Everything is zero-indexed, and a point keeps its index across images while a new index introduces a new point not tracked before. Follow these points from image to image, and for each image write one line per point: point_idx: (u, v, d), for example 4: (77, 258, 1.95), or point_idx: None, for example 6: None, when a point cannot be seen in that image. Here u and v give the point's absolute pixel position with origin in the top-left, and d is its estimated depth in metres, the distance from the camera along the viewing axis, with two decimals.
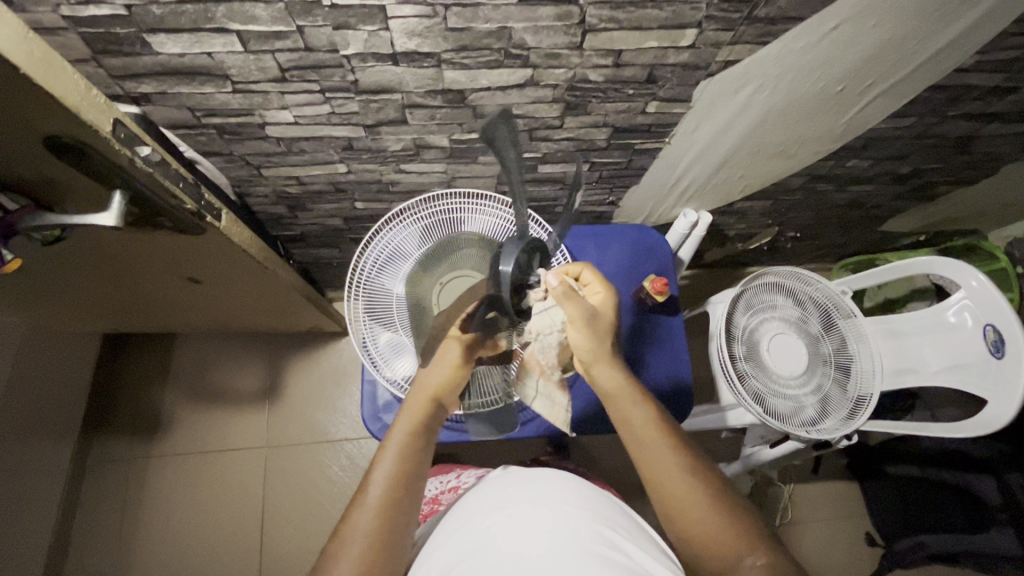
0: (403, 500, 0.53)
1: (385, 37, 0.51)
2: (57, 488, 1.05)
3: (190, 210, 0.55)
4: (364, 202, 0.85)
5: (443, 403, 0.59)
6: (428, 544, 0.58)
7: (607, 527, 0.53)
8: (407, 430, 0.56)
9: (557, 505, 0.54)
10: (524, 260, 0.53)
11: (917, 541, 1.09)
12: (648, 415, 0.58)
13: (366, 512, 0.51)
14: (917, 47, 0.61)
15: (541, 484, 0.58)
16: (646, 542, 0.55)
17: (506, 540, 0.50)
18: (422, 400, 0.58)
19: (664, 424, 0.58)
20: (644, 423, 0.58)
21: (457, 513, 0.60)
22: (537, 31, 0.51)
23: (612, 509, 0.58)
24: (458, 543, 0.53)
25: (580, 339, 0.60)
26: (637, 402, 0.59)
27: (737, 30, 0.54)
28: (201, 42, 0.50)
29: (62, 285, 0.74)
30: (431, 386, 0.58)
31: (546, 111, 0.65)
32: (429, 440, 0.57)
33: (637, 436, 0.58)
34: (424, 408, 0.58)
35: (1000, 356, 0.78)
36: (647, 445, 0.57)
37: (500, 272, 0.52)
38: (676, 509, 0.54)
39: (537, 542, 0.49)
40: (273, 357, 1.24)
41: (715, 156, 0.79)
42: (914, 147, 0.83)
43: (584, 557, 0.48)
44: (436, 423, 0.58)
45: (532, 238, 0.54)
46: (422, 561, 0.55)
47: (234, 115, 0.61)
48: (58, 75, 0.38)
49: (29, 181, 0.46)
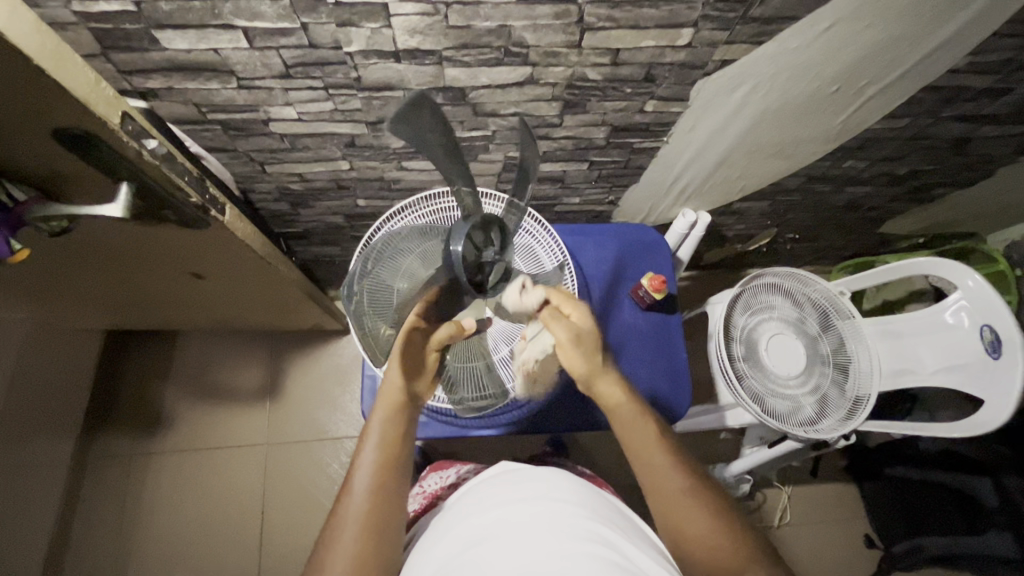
0: (390, 486, 0.55)
1: (388, 34, 0.52)
2: (59, 482, 1.06)
3: (195, 202, 0.56)
4: (366, 199, 0.86)
5: (415, 392, 0.63)
6: (424, 544, 0.58)
7: (604, 529, 0.53)
8: (384, 419, 0.59)
9: (553, 508, 0.54)
10: (479, 238, 0.53)
11: (914, 544, 1.10)
12: (653, 430, 0.60)
13: (356, 498, 0.53)
14: (910, 48, 0.62)
15: (538, 486, 0.58)
16: (646, 544, 0.55)
17: (500, 543, 0.50)
18: (396, 392, 0.61)
19: (666, 441, 0.59)
20: (648, 437, 0.59)
21: (453, 514, 0.59)
22: (537, 29, 0.52)
23: (611, 512, 0.58)
24: (453, 545, 0.53)
25: (574, 361, 0.61)
26: (640, 418, 0.60)
27: (732, 29, 0.55)
28: (208, 38, 0.51)
29: (67, 278, 0.75)
30: (401, 377, 0.61)
31: (546, 109, 0.66)
32: (407, 425, 0.60)
33: (639, 451, 0.59)
34: (398, 397, 0.60)
35: (997, 356, 0.78)
36: (649, 461, 0.58)
37: (453, 252, 0.52)
38: (676, 521, 0.55)
39: (531, 544, 0.49)
40: (273, 354, 1.24)
41: (712, 156, 0.80)
42: (910, 149, 0.84)
43: (578, 557, 0.48)
44: (412, 411, 0.61)
45: (487, 215, 0.53)
46: (417, 562, 0.55)
47: (240, 111, 0.62)
48: (67, 68, 0.39)
49: (38, 172, 0.47)
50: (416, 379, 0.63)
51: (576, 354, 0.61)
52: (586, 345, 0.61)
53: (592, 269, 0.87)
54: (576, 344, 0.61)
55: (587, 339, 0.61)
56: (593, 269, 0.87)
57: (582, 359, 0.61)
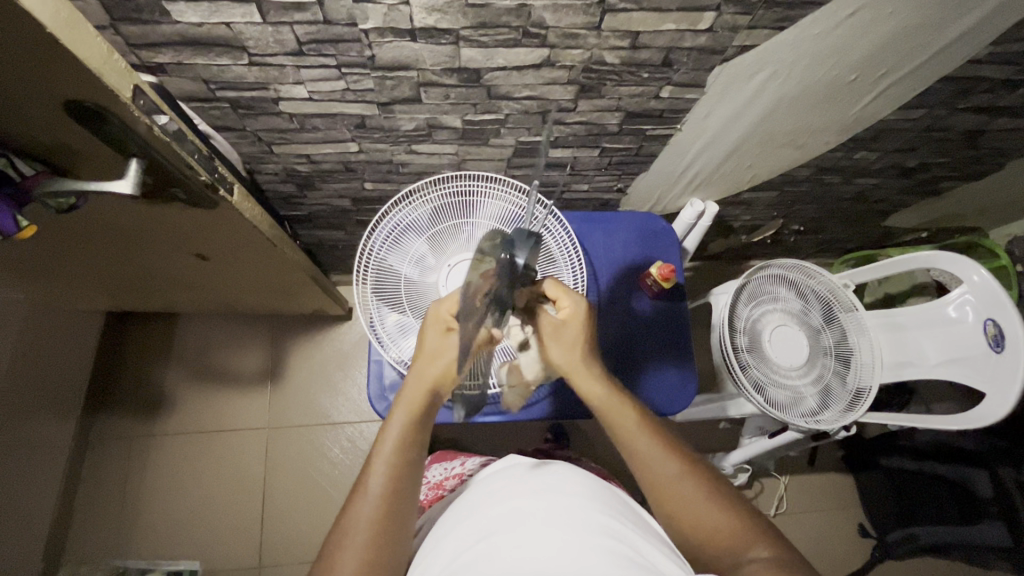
0: (403, 490, 0.54)
1: (405, 11, 0.51)
2: (60, 464, 1.05)
3: (204, 181, 0.55)
4: (373, 182, 0.85)
5: (439, 392, 0.59)
6: (433, 539, 0.58)
7: (617, 524, 0.53)
8: (405, 419, 0.57)
9: (565, 503, 0.54)
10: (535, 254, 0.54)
11: (908, 533, 1.11)
12: (633, 418, 0.60)
13: (368, 504, 0.52)
14: (932, 36, 0.61)
15: (545, 481, 0.57)
16: (657, 539, 0.55)
17: (508, 538, 0.50)
18: (421, 391, 0.58)
19: (652, 426, 0.60)
20: (632, 428, 0.59)
21: (462, 509, 0.59)
22: (557, 9, 0.51)
23: (620, 506, 0.57)
24: (460, 540, 0.53)
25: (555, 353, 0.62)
26: (619, 405, 0.61)
27: (756, 14, 0.54)
28: (221, 12, 0.50)
29: (69, 257, 0.74)
30: (430, 376, 0.58)
31: (560, 93, 0.65)
32: (424, 431, 0.58)
33: (627, 444, 0.59)
34: (421, 399, 0.58)
35: (1001, 350, 0.78)
36: (635, 449, 0.58)
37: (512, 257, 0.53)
38: (673, 508, 0.55)
39: (543, 540, 0.49)
40: (275, 338, 1.23)
41: (725, 143, 0.79)
42: (921, 140, 0.84)
43: (590, 551, 0.47)
44: (431, 411, 0.59)
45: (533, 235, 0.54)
46: (427, 556, 0.55)
47: (250, 89, 0.61)
48: (81, 37, 0.38)
49: (48, 143, 0.46)
50: (444, 381, 0.59)
51: (559, 345, 0.62)
52: (569, 338, 0.62)
53: (600, 257, 0.87)
54: (557, 338, 0.62)
55: (568, 333, 0.62)
56: (602, 257, 0.87)
57: (563, 352, 0.62)
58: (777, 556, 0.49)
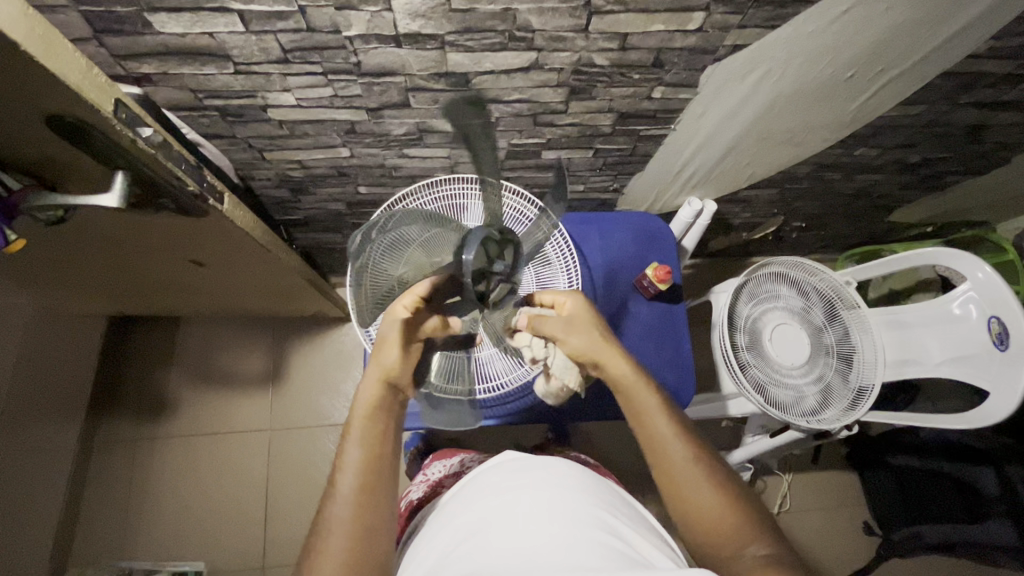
0: (379, 484, 0.53)
1: (388, 18, 0.50)
2: (66, 465, 1.06)
3: (193, 191, 0.55)
4: (367, 186, 0.84)
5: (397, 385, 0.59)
6: (426, 533, 0.58)
7: (605, 516, 0.53)
8: (365, 414, 0.56)
9: (556, 495, 0.54)
10: (495, 250, 0.57)
11: (913, 531, 1.07)
12: (655, 399, 0.59)
13: (340, 504, 0.51)
14: (931, 31, 0.60)
15: (540, 474, 0.58)
16: (654, 535, 0.54)
17: (500, 530, 0.50)
18: (375, 384, 0.58)
19: (672, 410, 0.59)
20: (651, 409, 0.58)
21: (456, 501, 0.60)
22: (543, 12, 0.51)
23: (616, 500, 0.57)
24: (452, 534, 0.53)
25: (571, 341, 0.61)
26: (639, 382, 0.59)
27: (746, 13, 0.53)
28: (203, 22, 0.50)
29: (64, 266, 0.74)
30: (377, 369, 0.58)
31: (550, 96, 0.64)
32: (387, 425, 0.56)
33: (643, 420, 0.58)
34: (377, 392, 0.58)
35: (1005, 347, 0.77)
36: (650, 429, 0.57)
37: (465, 260, 0.55)
38: (684, 495, 0.54)
39: (533, 531, 0.49)
40: (276, 340, 1.24)
41: (722, 142, 0.77)
42: (923, 136, 0.82)
43: (575, 544, 0.47)
44: (394, 404, 0.58)
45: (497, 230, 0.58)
46: (421, 548, 0.56)
47: (237, 97, 0.61)
48: (57, 54, 0.38)
49: (33, 161, 0.46)
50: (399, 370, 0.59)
51: (573, 332, 0.62)
52: (552, 331, 0.62)
53: (596, 257, 0.86)
54: (571, 328, 0.62)
55: (580, 322, 0.62)
56: (597, 257, 0.86)
57: (583, 336, 0.61)
58: (775, 555, 0.48)
